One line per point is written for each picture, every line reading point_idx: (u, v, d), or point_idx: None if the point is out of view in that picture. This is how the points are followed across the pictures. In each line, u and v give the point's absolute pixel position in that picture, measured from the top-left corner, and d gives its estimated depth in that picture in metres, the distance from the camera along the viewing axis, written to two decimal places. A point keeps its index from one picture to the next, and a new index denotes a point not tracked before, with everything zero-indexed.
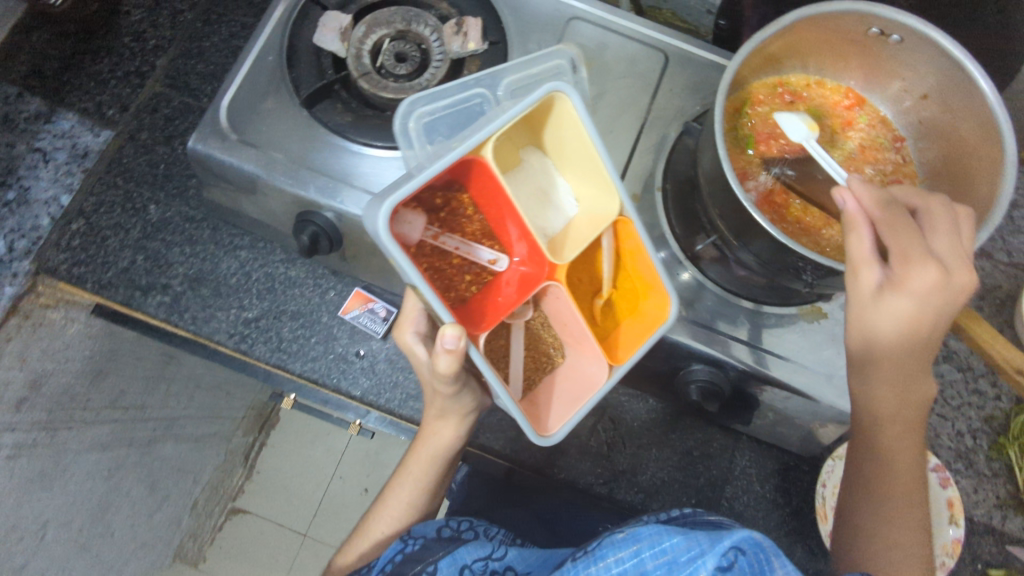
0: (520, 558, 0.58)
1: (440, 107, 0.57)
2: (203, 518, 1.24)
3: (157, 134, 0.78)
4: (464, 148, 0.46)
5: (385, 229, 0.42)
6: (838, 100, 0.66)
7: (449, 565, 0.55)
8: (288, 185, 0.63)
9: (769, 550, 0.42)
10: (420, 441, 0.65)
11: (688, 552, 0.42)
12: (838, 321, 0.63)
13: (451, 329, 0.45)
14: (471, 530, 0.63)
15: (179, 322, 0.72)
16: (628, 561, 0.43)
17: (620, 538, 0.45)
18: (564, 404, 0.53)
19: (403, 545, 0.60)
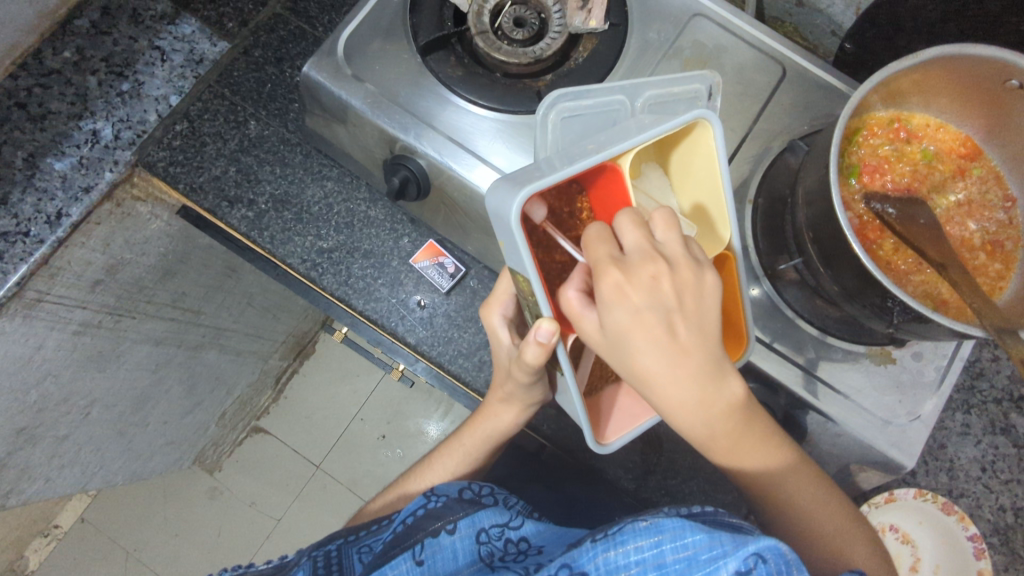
0: (536, 531, 0.59)
1: (582, 106, 0.59)
2: (228, 428, 1.30)
3: (269, 53, 0.79)
4: (607, 156, 0.47)
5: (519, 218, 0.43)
6: (954, 146, 0.63)
7: (467, 526, 0.58)
8: (390, 128, 0.64)
9: (791, 563, 0.41)
10: (480, 419, 0.69)
11: (711, 551, 0.43)
12: (905, 368, 0.63)
13: (547, 323, 0.47)
14: (492, 495, 0.63)
15: (259, 238, 0.75)
16: (648, 551, 0.44)
17: (643, 527, 0.45)
18: (627, 417, 0.55)
19: (425, 502, 0.62)
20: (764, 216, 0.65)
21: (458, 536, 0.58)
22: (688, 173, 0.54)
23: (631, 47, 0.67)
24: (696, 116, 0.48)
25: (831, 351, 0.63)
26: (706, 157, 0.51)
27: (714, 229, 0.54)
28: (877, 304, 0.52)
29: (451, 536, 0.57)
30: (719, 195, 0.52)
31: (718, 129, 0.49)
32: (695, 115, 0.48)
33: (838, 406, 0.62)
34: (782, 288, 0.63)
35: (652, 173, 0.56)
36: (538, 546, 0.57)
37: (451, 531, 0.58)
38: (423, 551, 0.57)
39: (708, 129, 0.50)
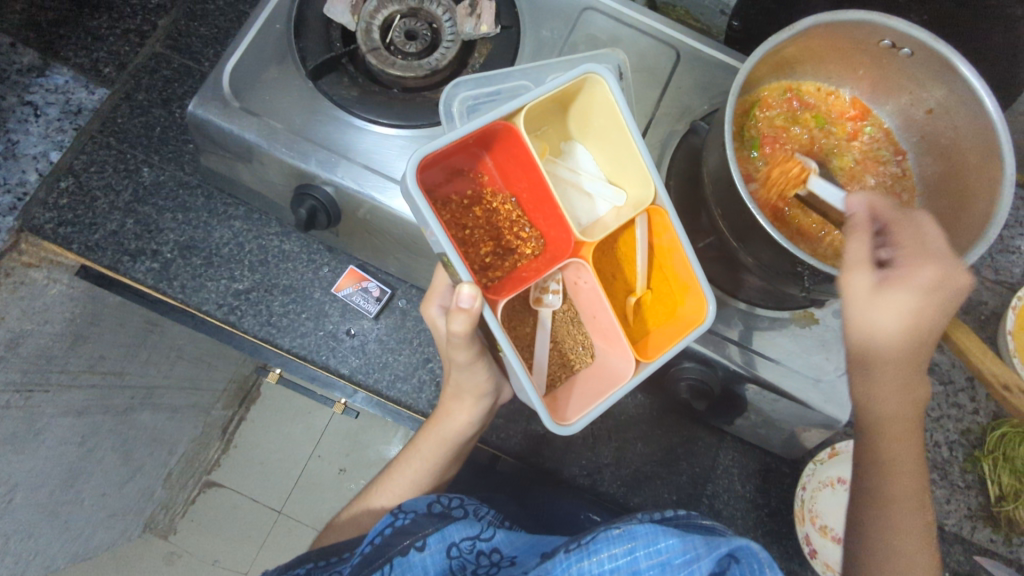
0: (507, 541, 0.57)
1: (485, 93, 0.60)
2: (177, 489, 1.20)
3: (154, 95, 0.74)
4: (496, 114, 0.50)
5: (412, 178, 0.47)
6: (843, 109, 0.66)
7: (437, 542, 0.55)
8: (290, 158, 0.62)
9: (765, 562, 0.43)
10: (436, 422, 0.67)
11: (684, 555, 0.44)
12: (829, 328, 0.64)
13: (468, 287, 0.48)
14: (461, 507, 0.62)
15: (168, 290, 0.71)
16: (622, 559, 0.44)
17: (616, 536, 0.44)
18: (587, 399, 0.55)
19: (392, 519, 0.60)
20: (678, 199, 0.66)
21: (429, 552, 0.55)
22: (598, 135, 0.56)
23: (526, 49, 0.68)
24: (586, 71, 0.51)
25: (757, 321, 0.64)
26: (607, 110, 0.53)
27: (639, 185, 0.55)
28: (789, 270, 0.54)
29: (421, 553, 0.55)
30: (630, 147, 0.53)
31: (612, 80, 0.51)
32: (582, 71, 0.51)
33: (772, 373, 0.63)
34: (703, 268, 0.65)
35: (568, 147, 0.59)
36: (511, 557, 0.56)
37: (420, 548, 0.56)
38: (396, 569, 0.55)
39: (603, 85, 0.52)
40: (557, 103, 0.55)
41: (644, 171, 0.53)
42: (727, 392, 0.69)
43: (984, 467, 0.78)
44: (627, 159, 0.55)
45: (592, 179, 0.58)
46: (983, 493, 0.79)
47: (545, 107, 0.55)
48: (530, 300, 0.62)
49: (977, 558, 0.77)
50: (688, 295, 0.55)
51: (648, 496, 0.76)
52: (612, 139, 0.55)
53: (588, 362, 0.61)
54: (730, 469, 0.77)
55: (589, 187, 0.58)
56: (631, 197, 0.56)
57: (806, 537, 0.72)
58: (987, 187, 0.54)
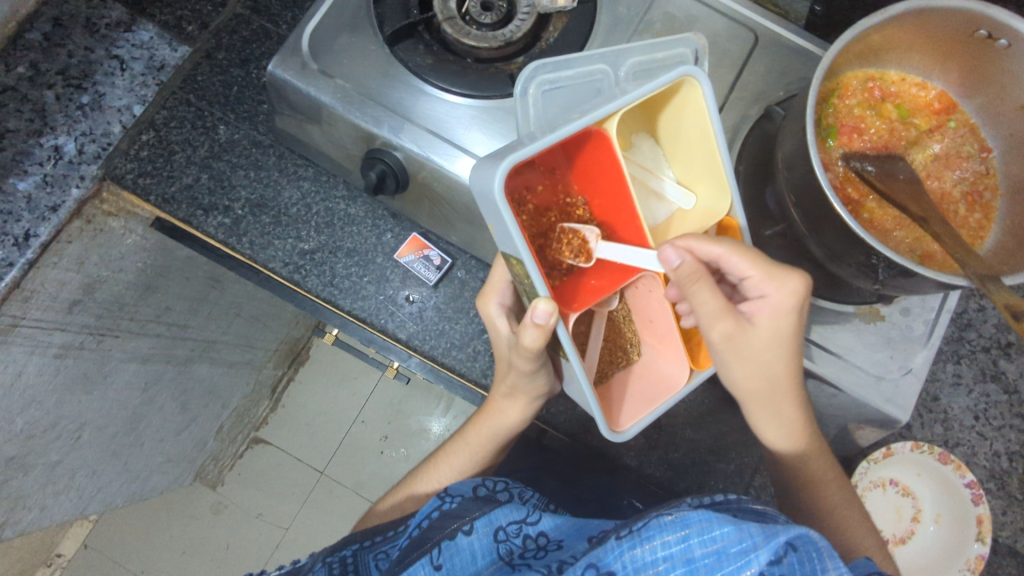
0: (554, 526, 0.56)
1: (564, 77, 0.59)
2: (226, 444, 1.28)
3: (233, 56, 0.77)
4: (590, 119, 0.48)
5: (502, 192, 0.44)
6: (928, 102, 0.64)
7: (484, 526, 0.56)
8: (363, 123, 0.63)
9: (824, 551, 0.40)
10: (485, 417, 0.69)
11: (740, 544, 0.41)
12: (894, 324, 0.63)
13: (544, 304, 0.48)
14: (506, 491, 0.63)
15: (238, 246, 0.73)
16: (676, 547, 0.42)
17: (668, 522, 0.42)
18: (638, 401, 0.55)
19: (439, 503, 0.61)
20: (748, 185, 0.65)
21: (476, 536, 0.56)
22: (676, 135, 0.54)
23: (602, 25, 0.67)
24: (682, 75, 0.48)
25: (821, 314, 0.63)
26: (697, 116, 0.51)
27: (714, 193, 0.54)
28: (861, 261, 0.52)
29: (467, 537, 0.56)
30: (714, 155, 0.52)
31: (707, 85, 0.49)
32: (679, 73, 0.48)
33: (832, 369, 0.62)
34: (770, 255, 0.63)
35: (643, 143, 0.57)
36: (558, 541, 0.54)
37: (467, 532, 0.56)
38: (441, 554, 0.56)
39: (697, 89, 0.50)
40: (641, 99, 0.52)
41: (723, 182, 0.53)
42: None
43: None
44: (707, 167, 0.54)
45: (665, 181, 0.57)
46: None
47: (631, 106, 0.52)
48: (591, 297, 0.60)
49: None
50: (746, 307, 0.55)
51: (693, 482, 0.76)
52: (694, 143, 0.53)
53: (636, 359, 0.59)
54: None
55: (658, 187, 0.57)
56: (705, 203, 0.55)
57: None
58: None
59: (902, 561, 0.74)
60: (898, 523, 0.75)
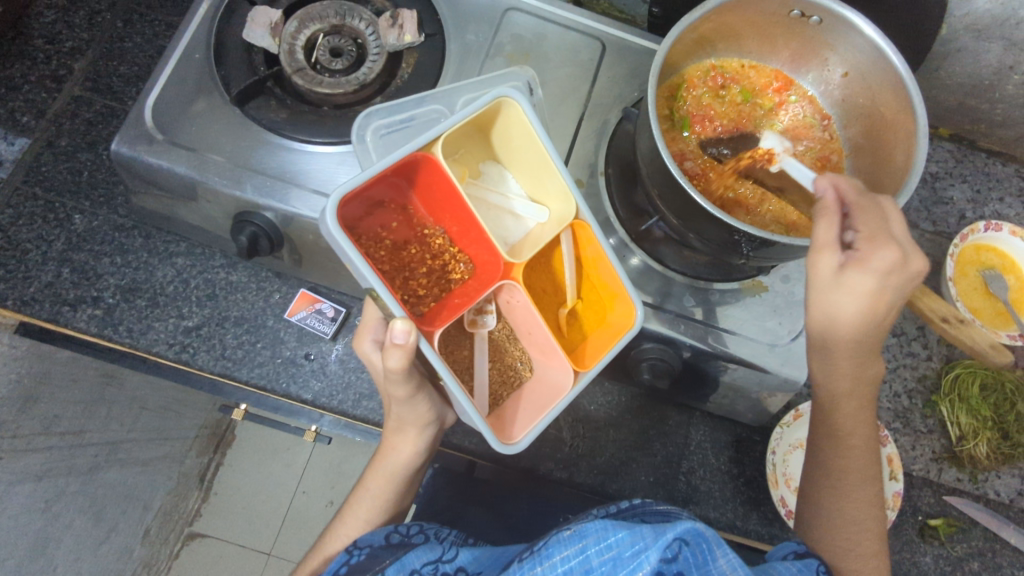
0: (472, 558, 0.57)
1: (396, 122, 0.60)
2: (156, 553, 0.97)
3: (78, 140, 0.72)
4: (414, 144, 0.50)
5: (332, 221, 0.45)
6: (768, 82, 0.68)
7: (396, 572, 0.53)
8: (224, 187, 0.61)
9: (711, 539, 0.42)
10: (379, 459, 0.66)
11: (633, 547, 0.41)
12: (779, 293, 0.66)
13: (401, 324, 0.47)
14: (422, 533, 0.60)
15: (115, 336, 0.67)
16: (574, 559, 0.43)
17: (565, 536, 0.44)
18: (531, 413, 0.54)
19: (347, 557, 0.57)
20: (619, 185, 0.67)
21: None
22: (513, 153, 0.57)
23: (452, 55, 0.68)
24: (497, 95, 0.51)
25: (713, 296, 0.65)
26: (522, 130, 0.53)
27: (562, 202, 0.55)
28: (727, 240, 0.55)
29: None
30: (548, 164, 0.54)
31: (525, 101, 0.52)
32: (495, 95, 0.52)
33: (735, 347, 0.64)
34: (652, 248, 0.65)
35: (490, 168, 0.59)
36: (477, 574, 0.56)
37: None
38: None
39: (516, 107, 0.53)
40: (469, 127, 0.55)
41: (565, 188, 0.54)
42: (690, 368, 0.69)
43: (943, 411, 0.76)
44: (549, 178, 0.55)
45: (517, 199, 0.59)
46: (944, 435, 0.77)
47: (463, 133, 0.55)
48: (465, 323, 0.62)
49: (947, 499, 0.75)
50: (613, 300, 0.56)
51: (625, 482, 0.76)
52: (531, 158, 0.55)
53: (528, 376, 0.60)
54: (702, 443, 0.77)
55: (513, 208, 0.58)
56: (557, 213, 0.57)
57: (780, 499, 0.71)
58: (904, 140, 0.57)
59: None
60: None
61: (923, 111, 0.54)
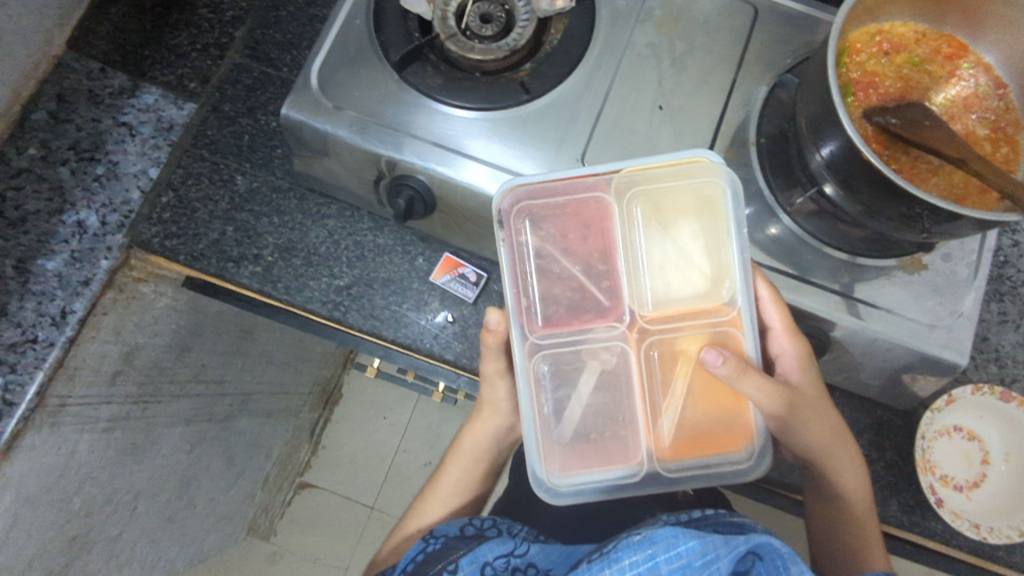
0: (542, 554, 0.59)
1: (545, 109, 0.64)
2: (275, 490, 1.36)
3: (239, 105, 0.75)
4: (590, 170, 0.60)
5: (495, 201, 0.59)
6: (939, 47, 0.64)
7: (469, 564, 0.58)
8: (382, 151, 0.63)
9: (787, 556, 0.47)
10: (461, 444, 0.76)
11: (704, 556, 0.46)
12: (939, 272, 0.62)
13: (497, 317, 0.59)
14: (494, 527, 0.64)
15: (274, 292, 0.70)
16: (643, 565, 0.46)
17: (635, 542, 0.47)
18: (586, 462, 0.61)
19: (424, 545, 0.64)
20: (773, 154, 0.64)
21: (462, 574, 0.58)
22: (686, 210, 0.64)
23: (602, 19, 0.66)
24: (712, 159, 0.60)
25: (862, 272, 0.62)
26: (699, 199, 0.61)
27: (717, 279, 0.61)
28: (902, 213, 0.52)
29: None
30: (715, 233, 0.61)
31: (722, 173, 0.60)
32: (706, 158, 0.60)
33: (883, 323, 0.61)
34: (803, 221, 0.63)
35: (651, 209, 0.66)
36: (546, 570, 0.57)
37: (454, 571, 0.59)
38: None
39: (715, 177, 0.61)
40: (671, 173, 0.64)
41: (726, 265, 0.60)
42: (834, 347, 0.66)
43: None
44: (716, 251, 0.60)
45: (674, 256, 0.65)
46: None
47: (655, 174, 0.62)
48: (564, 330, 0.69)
49: None
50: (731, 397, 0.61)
51: None
52: (706, 229, 0.60)
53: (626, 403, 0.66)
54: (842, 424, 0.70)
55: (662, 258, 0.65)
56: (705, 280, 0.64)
57: (930, 486, 0.64)
58: None
59: (979, 506, 0.65)
60: (968, 469, 0.67)
61: None
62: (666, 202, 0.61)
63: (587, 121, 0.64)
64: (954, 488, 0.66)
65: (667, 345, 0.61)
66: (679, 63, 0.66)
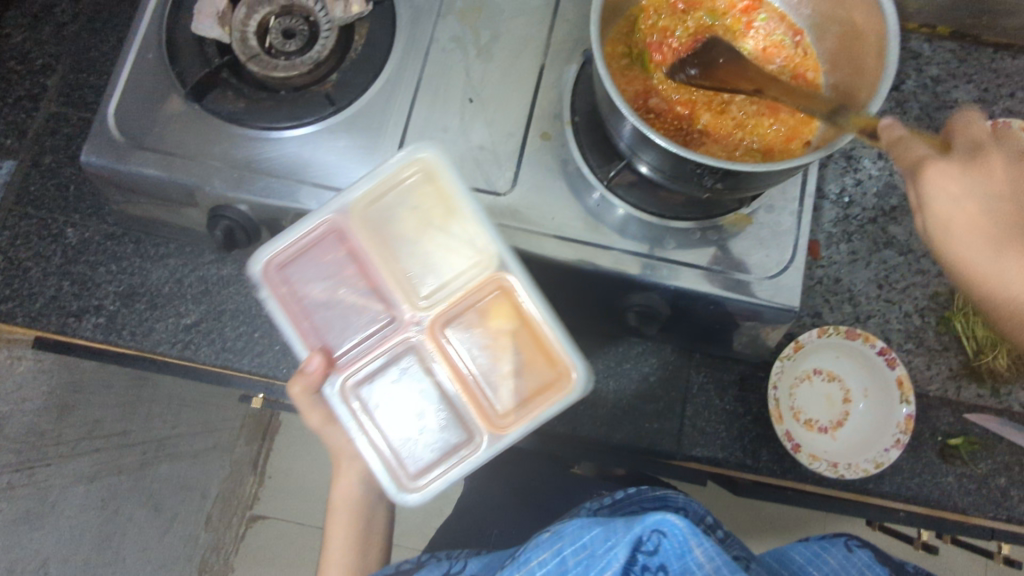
0: (481, 567, 0.58)
1: (353, 118, 0.63)
2: None
3: (61, 155, 0.74)
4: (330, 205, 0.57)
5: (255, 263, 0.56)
6: (733, 3, 0.64)
7: None
8: (192, 185, 0.62)
9: (686, 530, 0.42)
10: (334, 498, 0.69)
11: (605, 543, 0.44)
12: (764, 225, 0.63)
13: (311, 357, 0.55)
14: (434, 558, 0.62)
15: (120, 340, 0.69)
16: (550, 562, 0.46)
17: (544, 540, 0.47)
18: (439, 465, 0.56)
19: None
20: (587, 131, 0.63)
21: None
22: None
23: (402, 19, 0.66)
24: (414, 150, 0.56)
25: (691, 235, 0.62)
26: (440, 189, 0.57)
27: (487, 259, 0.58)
28: (690, 174, 0.52)
29: None
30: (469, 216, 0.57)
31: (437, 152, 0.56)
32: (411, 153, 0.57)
33: (715, 281, 0.61)
34: (624, 194, 0.62)
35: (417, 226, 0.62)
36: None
37: None
38: None
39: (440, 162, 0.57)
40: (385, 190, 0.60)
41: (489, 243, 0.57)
42: (681, 313, 0.65)
43: (958, 326, 0.70)
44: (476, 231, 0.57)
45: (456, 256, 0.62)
46: (962, 351, 0.71)
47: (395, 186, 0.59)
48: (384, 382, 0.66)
49: (968, 417, 0.69)
50: (532, 343, 0.56)
51: (630, 432, 0.70)
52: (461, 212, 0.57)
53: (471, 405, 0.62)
54: (705, 385, 0.71)
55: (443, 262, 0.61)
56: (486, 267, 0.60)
57: (786, 433, 0.65)
58: (875, 43, 0.52)
59: (843, 445, 0.67)
60: (830, 410, 0.68)
61: (892, 12, 0.49)
62: (416, 200, 0.57)
63: (396, 125, 0.63)
64: (818, 431, 0.67)
65: (476, 328, 0.58)
66: (484, 53, 0.65)
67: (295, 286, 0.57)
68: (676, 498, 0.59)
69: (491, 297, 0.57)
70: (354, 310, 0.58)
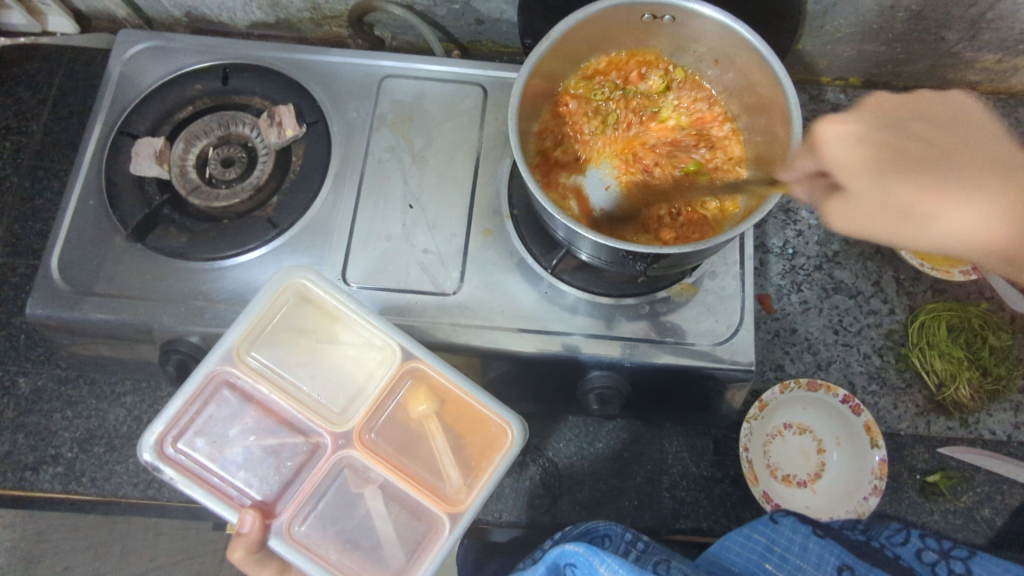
0: None
1: (298, 238, 0.64)
2: None
3: (9, 306, 0.74)
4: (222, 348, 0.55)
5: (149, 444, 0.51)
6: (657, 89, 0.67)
7: None
8: (140, 324, 0.62)
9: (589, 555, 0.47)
10: None
11: None
12: (710, 291, 0.64)
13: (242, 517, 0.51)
14: None
15: (80, 488, 0.67)
16: None
17: None
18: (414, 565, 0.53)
19: None
20: (527, 222, 0.65)
21: None
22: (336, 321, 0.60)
23: (336, 137, 0.68)
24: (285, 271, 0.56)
25: (639, 310, 0.63)
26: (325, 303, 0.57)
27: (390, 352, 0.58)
28: (623, 258, 0.53)
29: None
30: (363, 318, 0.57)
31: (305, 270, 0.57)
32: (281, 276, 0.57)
33: (668, 354, 0.61)
34: (571, 277, 0.64)
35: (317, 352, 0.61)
36: None
37: None
38: None
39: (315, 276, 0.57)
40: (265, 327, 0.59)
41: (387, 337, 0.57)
42: (642, 387, 0.65)
43: (916, 362, 0.72)
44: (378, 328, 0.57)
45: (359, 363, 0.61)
46: (926, 387, 0.72)
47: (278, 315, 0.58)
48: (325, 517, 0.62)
49: (942, 452, 0.70)
50: (462, 416, 0.56)
51: (612, 512, 0.69)
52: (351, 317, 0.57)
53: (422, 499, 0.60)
54: (679, 453, 0.70)
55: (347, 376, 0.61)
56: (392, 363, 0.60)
57: (763, 494, 0.65)
58: (782, 115, 0.55)
59: (824, 498, 0.66)
60: (807, 463, 0.68)
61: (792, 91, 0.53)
62: (303, 320, 0.57)
63: (341, 239, 0.64)
64: (798, 486, 0.67)
65: (401, 422, 0.57)
66: (419, 159, 0.67)
67: (204, 452, 0.54)
68: (597, 525, 0.58)
69: (408, 388, 0.57)
70: (268, 451, 0.55)
